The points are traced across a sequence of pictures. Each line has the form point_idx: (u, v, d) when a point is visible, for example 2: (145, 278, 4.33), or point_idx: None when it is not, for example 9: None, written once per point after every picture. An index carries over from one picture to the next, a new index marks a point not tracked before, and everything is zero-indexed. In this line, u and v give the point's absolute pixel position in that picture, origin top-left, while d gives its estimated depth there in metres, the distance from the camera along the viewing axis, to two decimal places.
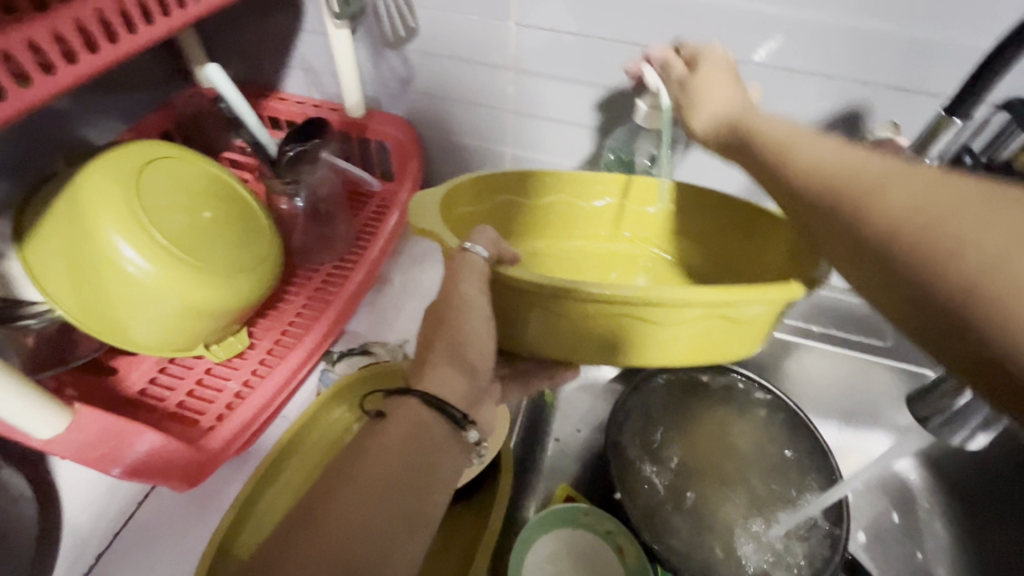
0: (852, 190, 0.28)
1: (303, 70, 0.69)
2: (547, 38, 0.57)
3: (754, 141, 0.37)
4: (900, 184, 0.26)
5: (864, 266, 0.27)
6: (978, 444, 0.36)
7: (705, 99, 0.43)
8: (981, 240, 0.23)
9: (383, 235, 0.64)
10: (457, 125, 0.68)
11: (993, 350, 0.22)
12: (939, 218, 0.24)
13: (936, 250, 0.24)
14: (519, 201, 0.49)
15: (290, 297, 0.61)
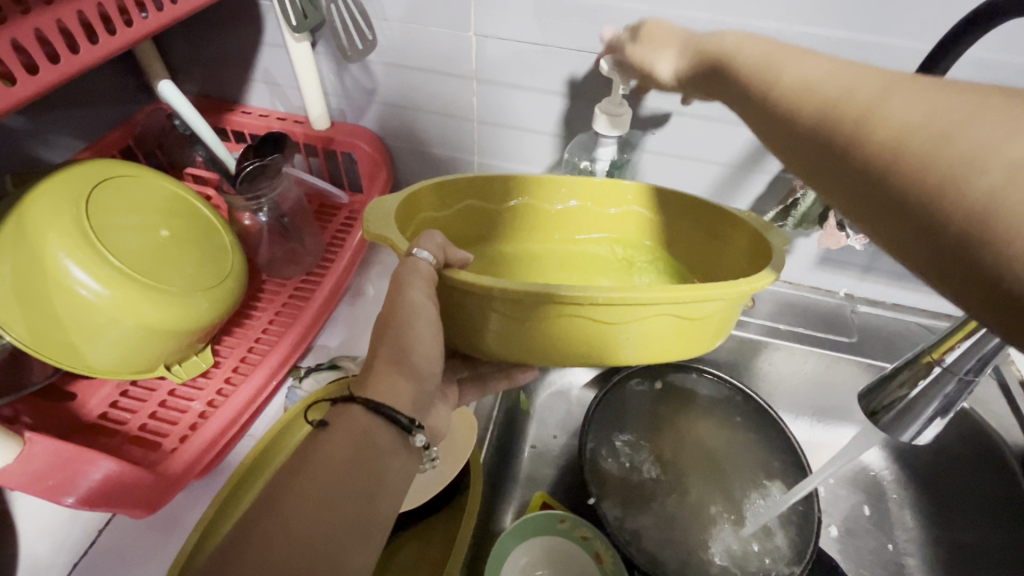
0: (850, 110, 0.26)
1: (266, 83, 0.69)
2: (507, 48, 0.57)
3: (735, 67, 0.34)
4: (902, 98, 0.25)
5: (863, 192, 0.26)
6: (925, 438, 0.37)
7: (667, 43, 0.41)
8: (997, 154, 0.21)
9: (351, 247, 0.63)
10: (423, 136, 0.68)
11: (996, 274, 0.21)
12: (949, 131, 0.22)
13: (940, 172, 0.22)
14: (481, 203, 0.49)
15: (257, 313, 0.60)
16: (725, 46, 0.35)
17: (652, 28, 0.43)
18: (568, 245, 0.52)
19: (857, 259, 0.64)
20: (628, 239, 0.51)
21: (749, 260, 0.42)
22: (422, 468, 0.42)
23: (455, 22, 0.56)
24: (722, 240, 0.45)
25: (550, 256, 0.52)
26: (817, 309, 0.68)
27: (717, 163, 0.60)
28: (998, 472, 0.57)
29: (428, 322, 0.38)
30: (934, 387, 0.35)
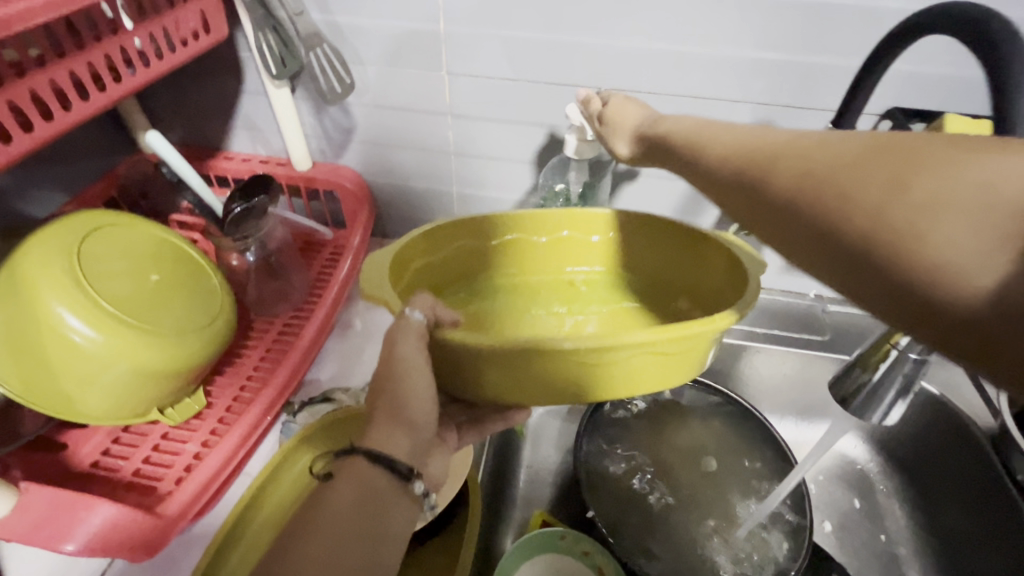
0: (756, 161, 0.29)
1: (248, 129, 0.71)
2: (476, 84, 0.61)
3: (665, 140, 0.37)
4: (791, 149, 0.28)
5: (773, 227, 0.28)
6: (893, 416, 0.39)
7: (619, 127, 0.44)
8: (874, 189, 0.24)
9: (338, 281, 0.65)
10: (403, 170, 0.71)
11: (906, 287, 0.23)
12: (837, 170, 0.25)
13: (833, 205, 0.25)
14: (468, 239, 0.50)
15: (248, 352, 0.60)
16: (661, 122, 0.39)
17: (615, 107, 0.46)
18: (549, 271, 0.54)
19: None
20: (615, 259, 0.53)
21: (727, 274, 0.44)
22: (424, 514, 0.42)
23: (429, 63, 0.60)
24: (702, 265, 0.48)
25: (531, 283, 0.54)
26: (792, 312, 0.71)
27: (681, 181, 0.63)
28: (971, 454, 0.59)
29: (419, 366, 0.38)
30: (894, 367, 0.37)
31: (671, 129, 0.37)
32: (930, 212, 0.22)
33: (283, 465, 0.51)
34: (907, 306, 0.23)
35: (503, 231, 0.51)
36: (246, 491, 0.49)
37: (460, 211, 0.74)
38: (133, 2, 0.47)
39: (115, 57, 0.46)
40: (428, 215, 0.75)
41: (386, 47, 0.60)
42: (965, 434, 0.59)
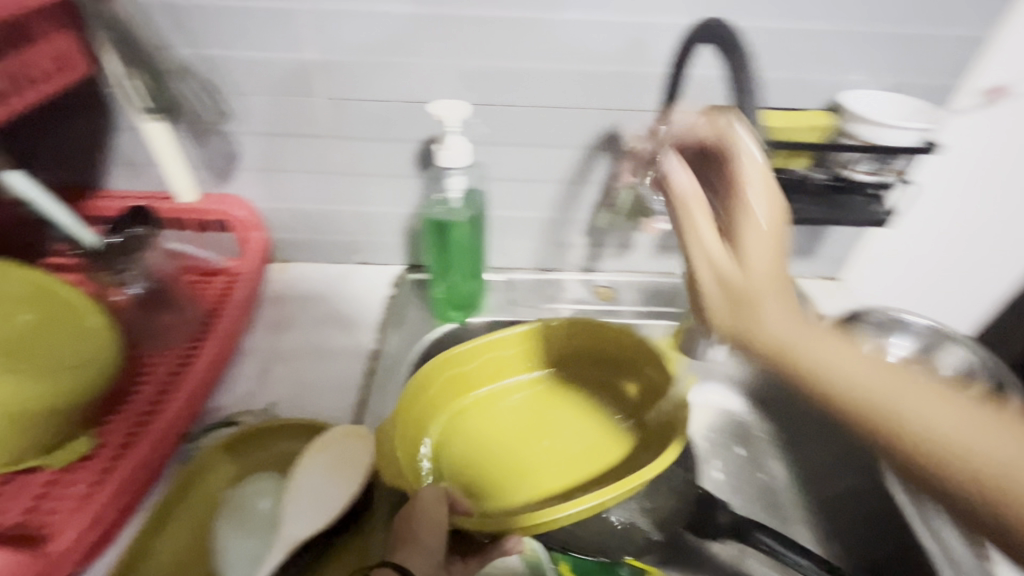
0: (744, 291, 0.35)
1: (125, 166, 0.70)
2: (355, 107, 0.65)
3: (681, 205, 0.38)
4: (775, 307, 0.34)
5: (821, 404, 0.34)
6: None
7: (691, 201, 0.38)
8: (913, 412, 0.31)
9: (235, 307, 0.67)
10: (295, 194, 0.74)
11: (926, 454, 0.30)
12: (884, 386, 0.32)
13: (888, 418, 0.31)
14: (416, 394, 0.59)
15: (139, 386, 0.59)
16: (684, 196, 0.38)
17: (678, 181, 0.39)
18: (513, 409, 0.65)
19: None
20: (540, 395, 0.67)
21: (645, 363, 0.64)
22: None
23: (308, 90, 0.64)
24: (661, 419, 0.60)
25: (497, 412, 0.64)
26: (665, 289, 0.81)
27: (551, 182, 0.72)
28: None
29: (434, 520, 0.47)
30: None
31: (672, 180, 0.39)
32: (974, 421, 0.30)
33: (186, 487, 0.51)
34: (896, 453, 0.32)
35: (450, 367, 0.62)
36: (145, 518, 0.49)
37: (356, 228, 0.77)
38: None
39: None
40: (326, 235, 0.78)
41: (265, 78, 0.63)
42: None
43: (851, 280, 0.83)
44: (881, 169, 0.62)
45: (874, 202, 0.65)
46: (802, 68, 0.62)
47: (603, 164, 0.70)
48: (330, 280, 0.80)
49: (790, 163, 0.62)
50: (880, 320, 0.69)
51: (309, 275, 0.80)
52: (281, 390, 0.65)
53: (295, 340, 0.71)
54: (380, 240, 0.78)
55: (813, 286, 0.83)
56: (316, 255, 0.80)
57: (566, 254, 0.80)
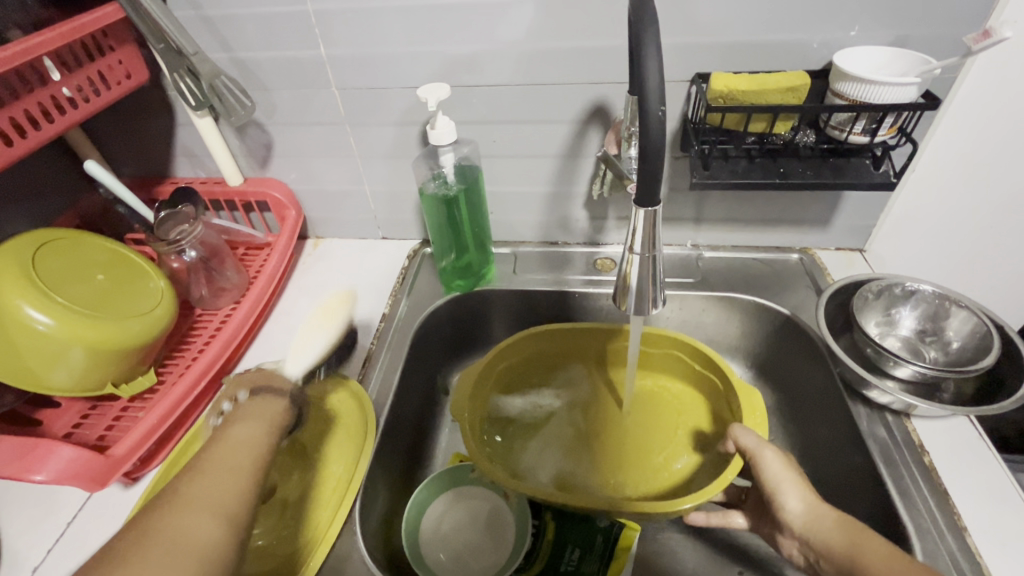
0: (786, 503, 0.52)
1: (187, 156, 0.83)
2: (362, 95, 0.72)
3: (641, 290, 0.46)
4: (789, 497, 0.52)
5: (806, 546, 0.50)
6: (662, 305, 0.48)
7: (641, 279, 0.46)
8: (872, 546, 0.45)
9: (267, 271, 0.79)
10: (322, 176, 0.83)
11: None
12: (843, 525, 0.48)
13: (844, 553, 0.46)
14: (489, 378, 0.74)
15: (194, 340, 0.72)
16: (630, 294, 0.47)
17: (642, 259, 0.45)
18: (546, 403, 0.77)
19: (687, 212, 0.78)
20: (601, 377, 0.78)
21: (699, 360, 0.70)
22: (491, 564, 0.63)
23: (321, 82, 0.72)
24: (672, 400, 0.75)
25: (563, 390, 0.78)
26: (673, 259, 0.82)
27: (548, 158, 0.75)
28: (814, 356, 0.70)
29: None
30: (648, 271, 0.45)
31: (631, 287, 0.47)
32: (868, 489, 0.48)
33: (218, 416, 0.62)
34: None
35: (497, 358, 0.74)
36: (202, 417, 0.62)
37: (377, 206, 0.86)
38: (60, 61, 0.58)
39: (47, 104, 0.58)
40: (352, 213, 0.88)
41: (286, 74, 0.72)
42: (807, 338, 0.71)
43: (880, 251, 0.79)
44: (876, 129, 0.57)
45: (876, 164, 0.62)
46: (791, 29, 0.59)
47: (595, 138, 0.72)
48: (358, 252, 0.90)
49: (777, 128, 0.61)
50: (879, 289, 0.65)
51: (341, 249, 0.91)
52: (305, 345, 0.75)
53: (322, 305, 0.81)
54: (399, 217, 0.86)
55: (831, 257, 0.80)
56: (346, 230, 0.90)
57: (570, 228, 0.83)
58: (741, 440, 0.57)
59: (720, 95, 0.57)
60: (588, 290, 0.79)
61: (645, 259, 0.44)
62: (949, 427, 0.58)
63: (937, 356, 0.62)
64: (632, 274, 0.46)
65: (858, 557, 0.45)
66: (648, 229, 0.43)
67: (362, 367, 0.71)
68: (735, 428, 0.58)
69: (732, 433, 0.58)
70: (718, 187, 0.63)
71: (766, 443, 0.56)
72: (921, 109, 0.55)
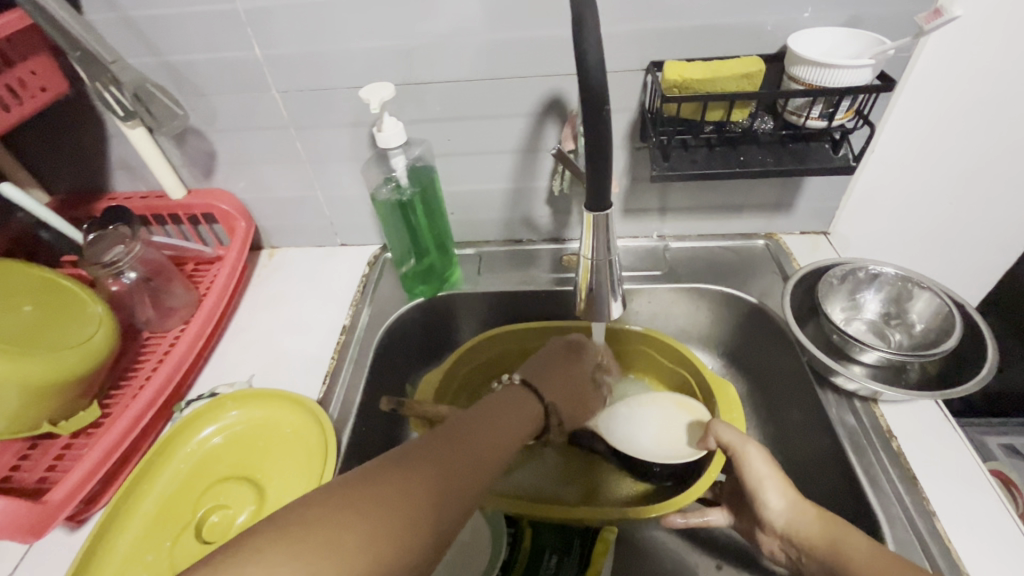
0: (770, 503, 0.51)
1: (124, 169, 0.78)
2: (305, 97, 0.68)
3: (599, 296, 0.44)
4: (773, 496, 0.51)
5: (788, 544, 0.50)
6: (620, 309, 0.46)
7: (599, 287, 0.44)
8: (858, 548, 0.45)
9: (217, 287, 0.75)
10: (270, 184, 0.79)
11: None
12: (825, 525, 0.47)
13: (829, 555, 0.46)
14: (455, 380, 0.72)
15: (140, 366, 0.68)
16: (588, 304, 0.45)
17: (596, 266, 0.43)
18: None
19: (651, 203, 0.77)
20: None
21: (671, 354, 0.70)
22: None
23: (259, 84, 0.68)
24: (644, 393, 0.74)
25: None
26: (640, 251, 0.80)
27: (506, 154, 0.72)
28: (781, 342, 0.70)
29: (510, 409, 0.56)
30: (606, 277, 0.43)
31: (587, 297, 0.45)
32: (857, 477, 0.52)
33: (165, 452, 0.57)
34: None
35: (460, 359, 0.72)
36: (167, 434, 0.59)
37: (331, 212, 0.82)
38: None
39: None
40: (306, 220, 0.84)
41: (221, 77, 0.67)
42: (774, 325, 0.71)
43: (843, 233, 0.79)
44: (834, 112, 0.56)
45: (835, 148, 0.61)
46: (744, 12, 0.57)
47: (552, 132, 0.69)
48: (316, 260, 0.86)
49: (735, 116, 0.59)
50: (843, 274, 0.64)
51: (297, 258, 0.87)
52: (262, 363, 0.72)
53: (279, 319, 0.78)
54: (356, 221, 0.83)
55: (796, 242, 0.79)
56: (302, 238, 0.86)
57: (534, 224, 0.80)
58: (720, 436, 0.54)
59: (675, 84, 0.55)
60: (556, 289, 0.77)
61: (601, 266, 0.43)
62: (916, 410, 0.58)
63: (902, 339, 0.62)
64: (589, 282, 0.44)
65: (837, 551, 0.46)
66: (601, 233, 0.41)
67: (322, 386, 0.67)
68: (715, 424, 0.55)
69: (713, 429, 0.55)
70: (680, 178, 0.62)
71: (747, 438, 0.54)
72: (876, 92, 0.54)
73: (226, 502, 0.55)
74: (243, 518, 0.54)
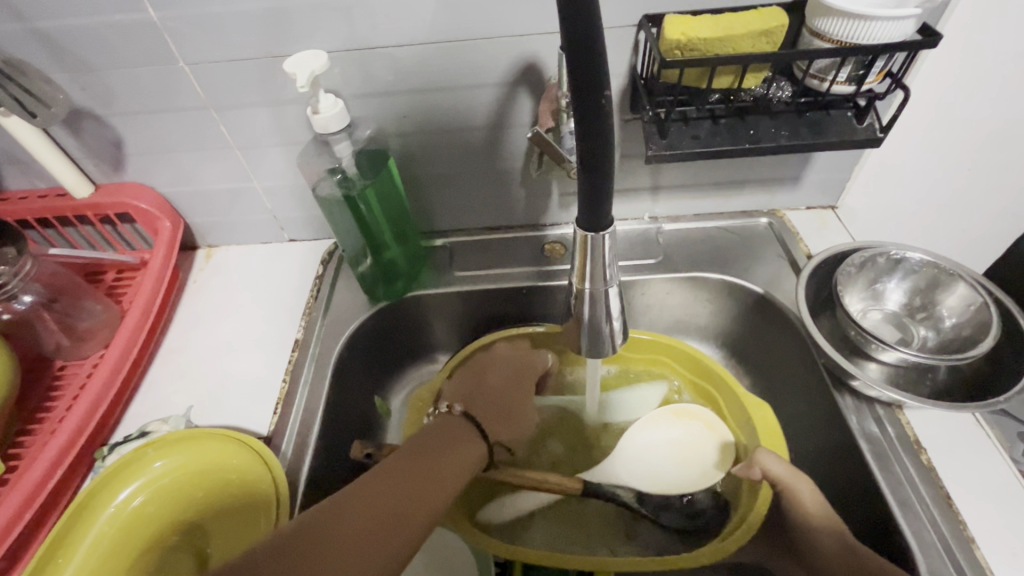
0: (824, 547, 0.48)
1: (12, 165, 0.65)
2: (221, 69, 0.56)
3: (591, 326, 0.36)
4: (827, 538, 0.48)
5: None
6: (622, 341, 0.38)
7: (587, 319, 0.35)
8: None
9: (140, 302, 0.63)
10: (195, 175, 0.66)
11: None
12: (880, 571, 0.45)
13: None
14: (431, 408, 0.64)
15: (53, 405, 0.58)
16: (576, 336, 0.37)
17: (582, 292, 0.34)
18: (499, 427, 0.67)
19: (642, 181, 0.67)
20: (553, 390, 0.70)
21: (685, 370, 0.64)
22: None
23: (161, 55, 0.54)
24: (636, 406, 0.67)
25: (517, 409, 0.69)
26: (630, 236, 0.71)
27: (473, 131, 0.61)
28: (789, 338, 0.63)
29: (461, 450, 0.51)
30: (601, 305, 0.35)
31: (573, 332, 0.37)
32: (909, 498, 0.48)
33: (79, 520, 0.47)
34: None
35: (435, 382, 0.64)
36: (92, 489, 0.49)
37: (273, 205, 0.70)
38: None
39: None
40: (245, 215, 0.72)
41: (110, 47, 0.54)
42: (781, 317, 0.63)
43: (853, 208, 0.71)
44: (864, 75, 0.47)
45: (860, 117, 0.51)
46: None
47: (527, 104, 0.58)
48: (261, 260, 0.75)
49: (746, 83, 0.49)
50: (862, 261, 0.57)
51: (240, 259, 0.75)
52: (203, 390, 0.62)
53: (221, 333, 0.67)
54: (304, 215, 0.71)
55: (802, 218, 0.71)
56: (243, 236, 0.75)
57: (510, 210, 0.70)
58: (769, 468, 0.50)
59: (678, 45, 0.45)
60: (538, 284, 0.68)
61: (592, 295, 0.34)
62: (944, 417, 0.52)
63: (927, 336, 0.55)
64: (578, 311, 0.35)
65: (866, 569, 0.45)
66: (598, 255, 0.32)
67: (274, 415, 0.58)
68: (763, 455, 0.51)
69: (759, 460, 0.51)
70: (680, 158, 0.52)
71: (795, 469, 0.50)
72: (918, 48, 0.44)
73: None
74: None
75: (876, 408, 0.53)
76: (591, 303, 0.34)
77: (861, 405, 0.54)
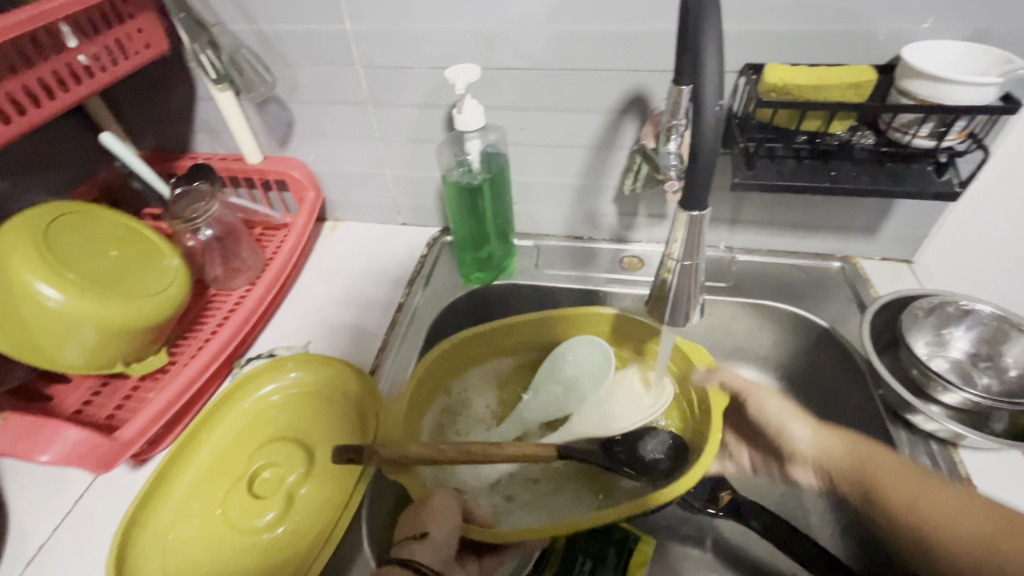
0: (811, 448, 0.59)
1: (206, 132, 0.81)
2: (388, 73, 0.69)
3: (676, 298, 0.43)
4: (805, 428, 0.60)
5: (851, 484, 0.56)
6: (697, 316, 0.45)
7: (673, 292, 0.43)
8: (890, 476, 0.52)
9: (283, 252, 0.76)
10: (341, 157, 0.80)
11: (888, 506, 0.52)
12: (863, 463, 0.54)
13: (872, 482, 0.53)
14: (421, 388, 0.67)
15: (206, 320, 0.71)
16: (659, 308, 0.45)
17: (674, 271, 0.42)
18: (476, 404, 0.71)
19: (723, 212, 0.74)
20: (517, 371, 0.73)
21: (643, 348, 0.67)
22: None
23: (344, 58, 0.69)
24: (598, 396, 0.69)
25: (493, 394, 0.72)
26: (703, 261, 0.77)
27: (580, 148, 0.71)
28: (850, 374, 0.67)
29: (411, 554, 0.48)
30: (688, 281, 0.43)
31: (658, 305, 0.45)
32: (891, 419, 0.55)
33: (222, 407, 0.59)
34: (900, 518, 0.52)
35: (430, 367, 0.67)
36: (232, 390, 0.60)
37: (397, 191, 0.83)
38: (76, 26, 0.56)
39: (62, 72, 0.56)
40: (372, 198, 0.85)
41: (309, 49, 0.69)
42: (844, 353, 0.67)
43: (928, 265, 0.73)
44: (945, 133, 0.52)
45: (939, 171, 0.56)
46: (856, 18, 0.54)
47: (631, 130, 0.68)
48: (375, 237, 0.87)
49: (833, 128, 0.56)
50: (931, 306, 0.60)
51: (358, 234, 0.88)
52: (318, 331, 0.74)
53: (336, 290, 0.79)
54: (420, 203, 0.83)
55: (876, 268, 0.75)
56: (364, 215, 0.88)
57: (597, 223, 0.79)
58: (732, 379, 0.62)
59: (774, 88, 0.53)
60: (612, 289, 0.76)
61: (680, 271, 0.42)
62: (997, 459, 0.54)
63: (990, 383, 0.58)
64: (667, 284, 0.43)
65: (868, 466, 0.54)
66: (692, 234, 0.40)
67: (373, 358, 0.69)
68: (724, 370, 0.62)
69: (723, 372, 0.63)
70: (762, 188, 0.59)
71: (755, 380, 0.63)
72: (997, 113, 0.49)
73: (277, 460, 0.57)
74: (293, 479, 0.56)
75: (935, 446, 0.56)
76: (679, 278, 0.42)
77: (916, 440, 0.56)
